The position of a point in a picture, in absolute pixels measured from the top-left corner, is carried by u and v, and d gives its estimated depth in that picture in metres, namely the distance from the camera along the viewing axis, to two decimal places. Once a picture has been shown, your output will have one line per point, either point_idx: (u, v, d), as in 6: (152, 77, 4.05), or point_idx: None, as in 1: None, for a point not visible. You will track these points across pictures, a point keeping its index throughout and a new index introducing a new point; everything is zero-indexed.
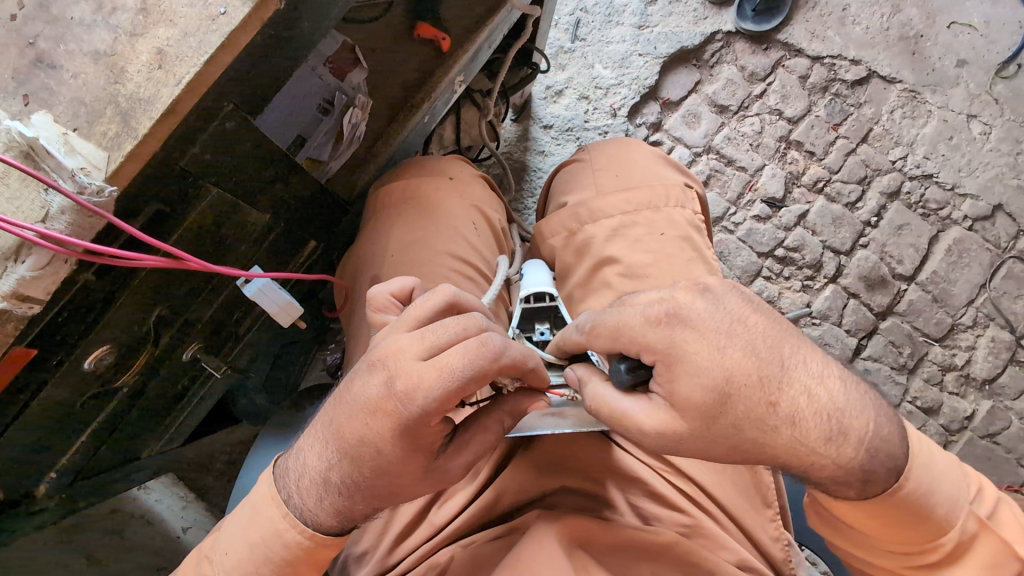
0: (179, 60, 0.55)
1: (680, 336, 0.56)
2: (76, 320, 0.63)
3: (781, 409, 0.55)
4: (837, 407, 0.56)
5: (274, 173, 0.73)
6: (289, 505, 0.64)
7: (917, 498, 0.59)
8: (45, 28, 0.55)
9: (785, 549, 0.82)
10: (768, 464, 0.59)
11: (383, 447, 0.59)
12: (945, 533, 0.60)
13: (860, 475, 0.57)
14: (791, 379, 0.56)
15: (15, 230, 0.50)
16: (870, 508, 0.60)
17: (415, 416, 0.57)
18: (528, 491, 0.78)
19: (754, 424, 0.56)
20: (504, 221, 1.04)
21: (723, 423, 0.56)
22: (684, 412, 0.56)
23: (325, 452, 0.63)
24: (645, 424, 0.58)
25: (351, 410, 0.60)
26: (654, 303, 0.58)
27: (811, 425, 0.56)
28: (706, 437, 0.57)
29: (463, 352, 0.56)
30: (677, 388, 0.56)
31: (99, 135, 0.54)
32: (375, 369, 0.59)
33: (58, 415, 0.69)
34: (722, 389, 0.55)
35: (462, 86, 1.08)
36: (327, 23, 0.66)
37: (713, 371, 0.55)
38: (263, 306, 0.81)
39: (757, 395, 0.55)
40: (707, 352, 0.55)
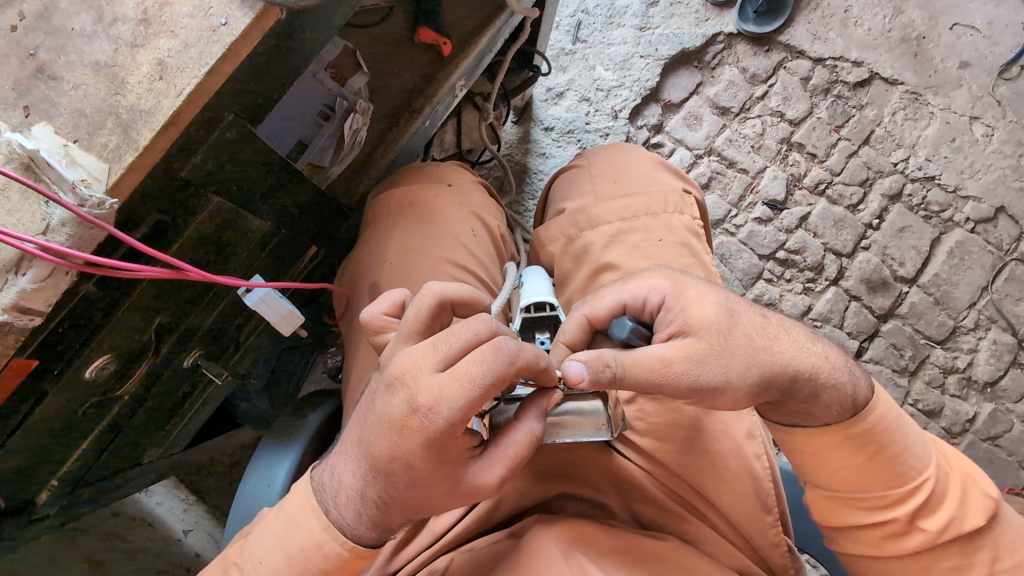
0: (179, 71, 0.55)
1: (681, 276, 0.70)
2: (77, 330, 0.63)
3: (769, 337, 0.67)
4: (804, 344, 0.70)
5: (275, 182, 0.73)
6: (328, 517, 0.65)
7: (900, 427, 0.69)
8: (45, 40, 0.55)
9: (786, 555, 0.80)
10: (771, 389, 0.66)
11: (413, 462, 0.59)
12: (927, 469, 0.69)
13: (851, 394, 0.68)
14: (767, 316, 0.70)
15: (15, 243, 0.50)
16: (866, 439, 0.68)
17: (442, 429, 0.57)
18: (529, 498, 0.79)
19: (761, 344, 0.66)
20: (502, 227, 1.03)
21: (732, 342, 0.65)
22: (701, 326, 0.65)
23: (358, 471, 0.63)
24: (670, 351, 0.63)
25: (377, 429, 0.60)
26: (649, 269, 0.72)
27: (799, 341, 0.69)
28: (726, 353, 0.64)
29: (481, 357, 0.56)
30: (692, 310, 0.66)
31: (100, 147, 0.54)
32: (394, 386, 0.59)
33: (58, 424, 0.69)
34: (727, 305, 0.67)
35: (462, 90, 1.10)
36: (328, 31, 0.65)
37: (716, 293, 0.68)
38: (264, 314, 0.81)
39: (751, 317, 0.68)
40: (704, 283, 0.70)
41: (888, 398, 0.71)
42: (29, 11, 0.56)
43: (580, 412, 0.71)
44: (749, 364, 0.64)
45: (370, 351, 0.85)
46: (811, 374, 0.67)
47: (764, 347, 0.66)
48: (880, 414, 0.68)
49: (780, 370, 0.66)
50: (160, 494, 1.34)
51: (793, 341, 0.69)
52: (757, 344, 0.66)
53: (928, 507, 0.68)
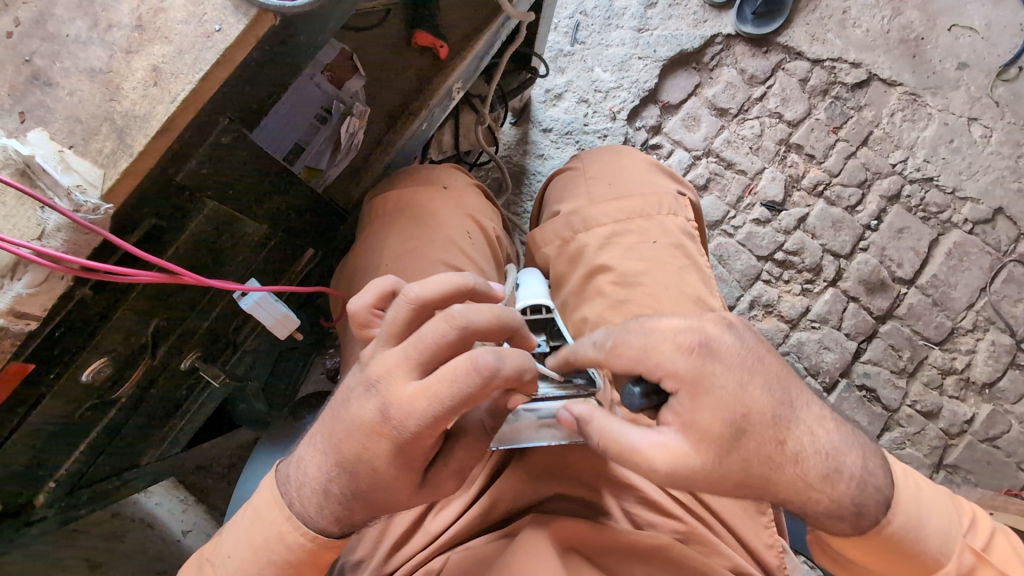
0: (175, 77, 0.55)
1: (709, 355, 0.60)
2: (73, 333, 0.63)
3: (788, 447, 0.60)
4: (835, 448, 0.61)
5: (271, 186, 0.74)
6: (291, 508, 0.65)
7: (918, 533, 0.63)
8: (41, 46, 0.55)
9: (780, 556, 0.82)
10: (764, 497, 0.63)
11: (379, 466, 0.59)
12: (948, 563, 0.64)
13: (853, 519, 0.61)
14: (797, 417, 0.61)
15: (10, 247, 0.50)
16: (871, 546, 0.64)
17: (410, 439, 0.58)
18: (523, 499, 0.79)
19: (761, 470, 0.60)
20: (498, 228, 1.04)
21: (735, 458, 0.59)
22: (699, 444, 0.59)
23: (324, 465, 0.63)
24: (658, 457, 0.60)
25: (347, 428, 0.60)
26: (683, 327, 0.62)
27: (823, 447, 0.61)
28: (714, 472, 0.59)
29: (451, 377, 0.56)
30: (702, 416, 0.59)
31: (95, 152, 0.54)
32: (370, 392, 0.59)
33: (56, 425, 0.69)
34: (741, 423, 0.59)
35: (459, 93, 1.10)
36: (324, 35, 0.66)
37: (734, 407, 0.59)
38: (260, 318, 0.80)
39: (765, 437, 0.59)
40: (730, 387, 0.59)
41: (910, 504, 0.63)
42: (24, 18, 0.56)
43: None
44: (733, 485, 0.60)
45: None
46: (808, 505, 0.61)
47: (761, 475, 0.60)
48: (895, 524, 0.62)
49: (772, 492, 0.61)
50: (161, 495, 1.34)
51: (806, 476, 0.60)
52: (757, 469, 0.60)
53: None
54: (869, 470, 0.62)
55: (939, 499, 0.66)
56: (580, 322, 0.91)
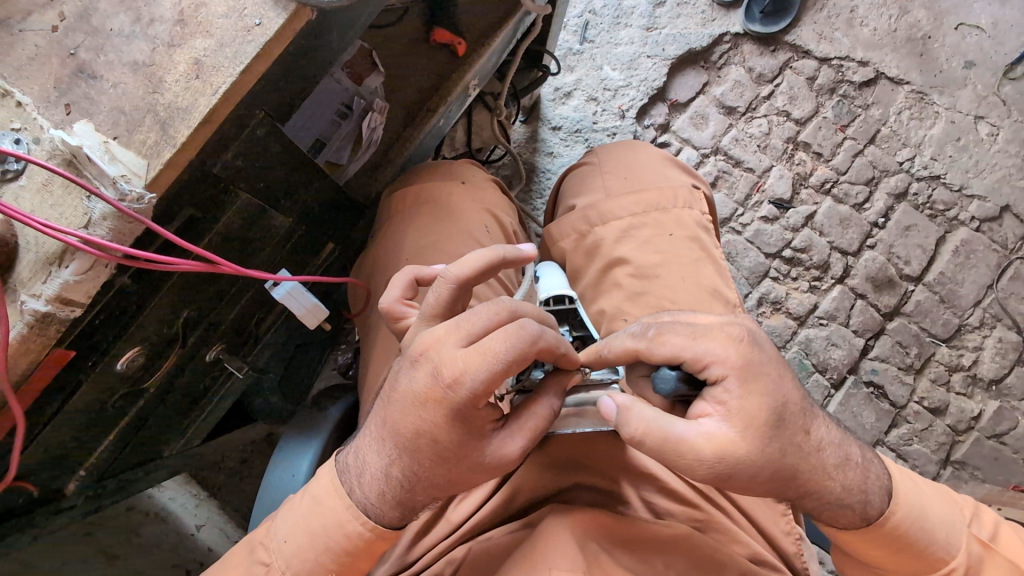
0: (215, 71, 0.57)
1: (755, 347, 0.63)
2: (111, 323, 0.65)
3: (812, 436, 0.64)
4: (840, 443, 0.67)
5: (299, 179, 0.75)
6: (352, 496, 0.67)
7: (924, 526, 0.67)
8: (85, 40, 0.57)
9: (797, 543, 0.84)
10: (791, 488, 0.64)
11: (439, 435, 0.61)
12: (956, 557, 0.68)
13: (860, 511, 0.67)
14: (818, 417, 0.65)
15: (59, 235, 0.52)
16: (881, 541, 0.68)
17: (465, 401, 0.59)
18: (543, 489, 0.80)
19: (791, 461, 0.62)
20: (515, 223, 1.05)
21: (774, 445, 0.61)
22: (746, 430, 0.60)
23: (384, 451, 0.65)
24: (704, 444, 0.60)
25: (401, 404, 0.62)
26: (726, 321, 0.64)
27: (834, 439, 0.66)
28: (756, 458, 0.61)
29: (506, 335, 0.57)
30: (748, 402, 0.60)
31: (139, 143, 0.55)
32: (417, 362, 0.61)
33: (91, 413, 0.70)
34: (781, 412, 0.61)
35: (476, 90, 1.12)
36: (353, 31, 0.67)
37: (778, 394, 0.61)
38: (291, 308, 0.82)
39: (798, 422, 0.63)
40: (774, 377, 0.62)
41: (911, 497, 0.68)
42: (69, 13, 0.57)
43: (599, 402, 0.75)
44: (768, 475, 0.62)
45: (387, 345, 0.87)
46: (822, 494, 0.65)
47: (790, 464, 0.62)
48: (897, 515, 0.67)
49: (798, 483, 0.64)
50: (173, 489, 1.36)
51: (823, 464, 0.65)
52: (791, 458, 0.62)
53: None
54: (868, 461, 0.68)
55: (937, 494, 0.71)
56: (597, 314, 0.92)
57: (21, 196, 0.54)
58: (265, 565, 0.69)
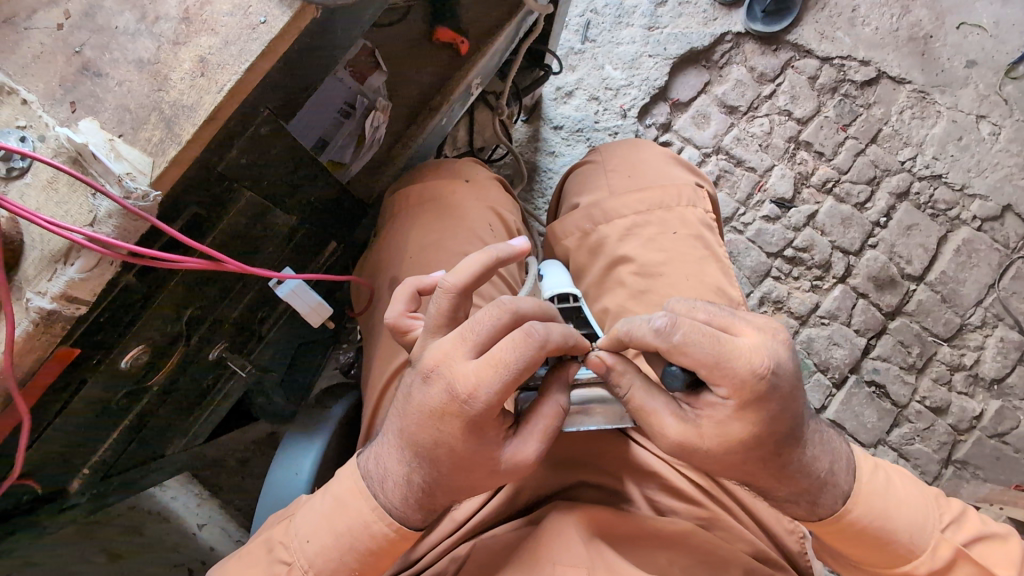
0: (221, 68, 0.57)
1: (777, 383, 0.59)
2: (116, 320, 0.65)
3: (787, 455, 0.64)
4: (812, 454, 0.66)
5: (302, 177, 0.75)
6: (376, 498, 0.67)
7: (886, 527, 0.67)
8: (90, 38, 0.57)
9: (802, 542, 0.83)
10: (742, 479, 0.67)
11: (456, 446, 0.61)
12: (920, 556, 0.68)
13: (809, 508, 0.68)
14: (801, 437, 0.64)
15: (64, 233, 0.52)
16: (839, 536, 0.69)
17: (481, 412, 0.59)
18: (548, 486, 0.80)
19: (751, 465, 0.64)
20: (519, 222, 1.05)
21: (743, 454, 0.63)
22: (716, 438, 0.62)
23: (404, 458, 0.65)
24: (671, 429, 0.63)
25: (418, 418, 0.62)
26: (758, 345, 0.60)
27: (806, 449, 0.66)
28: (715, 456, 0.63)
29: (513, 343, 0.58)
30: (734, 422, 0.61)
31: (144, 141, 0.55)
32: (429, 378, 0.61)
33: (96, 410, 0.70)
34: (766, 438, 0.61)
35: (479, 89, 1.11)
36: (358, 29, 0.68)
37: (771, 425, 0.61)
38: (296, 306, 0.82)
39: (781, 445, 0.63)
40: (776, 413, 0.60)
41: (874, 498, 0.68)
42: (74, 11, 0.58)
43: (603, 399, 0.71)
44: (722, 467, 0.65)
45: (391, 344, 0.87)
46: (773, 488, 0.67)
47: (750, 467, 0.65)
48: (856, 514, 0.67)
49: (750, 476, 0.66)
50: (175, 488, 1.36)
51: (784, 475, 0.65)
52: (751, 464, 0.64)
53: None
54: (834, 470, 0.67)
55: (916, 499, 0.70)
56: (601, 312, 0.92)
57: (26, 194, 0.54)
58: (287, 563, 0.69)
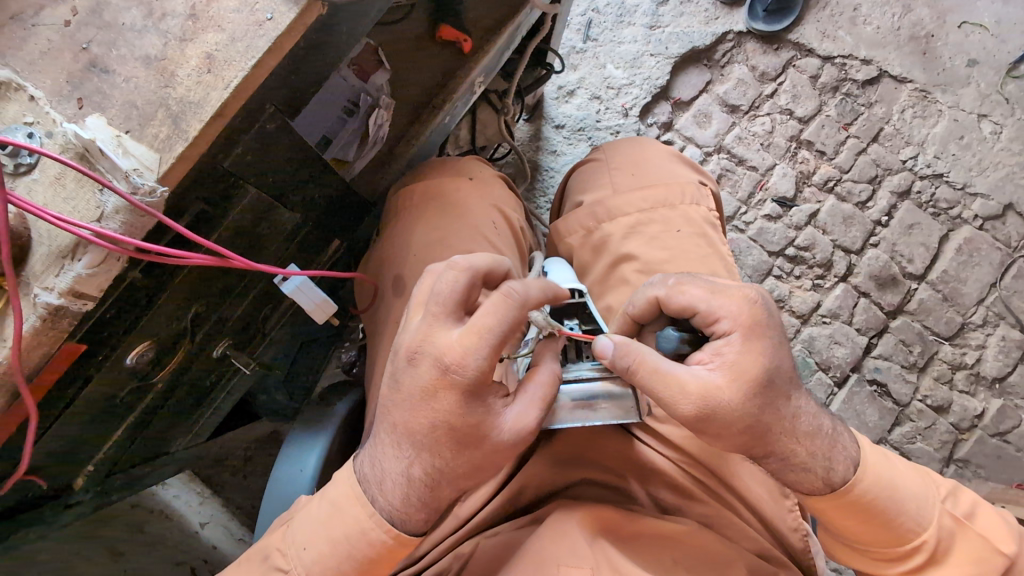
0: (227, 64, 0.57)
1: (766, 314, 0.66)
2: (122, 317, 0.65)
3: (792, 404, 0.66)
4: (814, 413, 0.68)
5: (307, 175, 0.75)
6: (374, 505, 0.67)
7: (891, 495, 0.67)
8: (97, 34, 0.57)
9: (806, 539, 0.83)
10: (764, 449, 0.66)
11: (455, 421, 0.62)
12: (927, 530, 0.68)
13: (823, 477, 0.67)
14: (799, 388, 0.67)
15: (72, 229, 0.52)
16: (847, 509, 0.68)
17: (474, 379, 0.61)
18: (551, 484, 0.81)
19: (768, 419, 0.64)
20: (523, 220, 1.05)
21: (760, 401, 0.63)
22: (734, 381, 0.62)
23: (400, 451, 0.66)
24: (691, 384, 0.62)
25: (413, 404, 0.63)
26: (743, 284, 0.68)
27: (808, 406, 0.68)
28: (736, 410, 0.62)
29: (491, 306, 0.61)
30: (745, 356, 0.63)
31: (151, 137, 0.55)
32: (415, 357, 0.63)
33: (101, 407, 0.71)
34: (774, 374, 0.63)
35: (481, 88, 1.13)
36: (363, 26, 0.68)
37: (775, 358, 0.64)
38: (300, 303, 0.83)
39: (786, 388, 0.64)
40: (776, 342, 0.64)
41: (879, 469, 0.68)
42: (81, 8, 0.58)
43: (609, 393, 0.70)
44: (744, 429, 0.63)
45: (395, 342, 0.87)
46: (788, 456, 0.66)
47: (767, 423, 0.64)
48: (865, 484, 0.67)
49: (767, 442, 0.65)
50: (177, 487, 1.36)
51: (797, 430, 0.66)
52: (768, 417, 0.64)
53: (935, 563, 0.68)
54: (837, 432, 0.69)
55: (913, 472, 0.71)
56: (605, 310, 0.92)
57: (34, 189, 0.55)
58: (282, 568, 0.69)
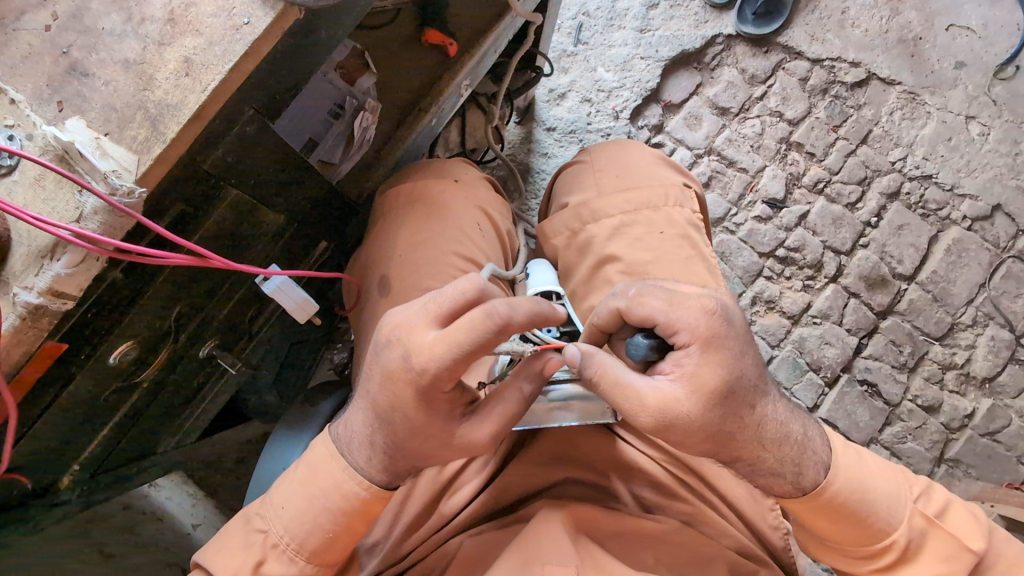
0: (205, 68, 0.58)
1: (725, 323, 0.64)
2: (104, 316, 0.66)
3: (757, 412, 0.66)
4: (784, 417, 0.69)
5: (291, 177, 0.76)
6: (344, 455, 0.70)
7: (863, 498, 0.68)
8: (78, 38, 0.58)
9: (785, 537, 0.84)
10: (727, 454, 0.67)
11: (411, 411, 0.63)
12: (897, 531, 0.69)
13: (793, 481, 0.68)
14: (765, 393, 0.67)
15: (51, 229, 0.53)
16: (819, 512, 0.69)
17: (430, 382, 0.61)
18: (534, 484, 0.81)
19: (731, 426, 0.65)
20: (507, 221, 1.06)
21: (720, 411, 0.63)
22: (693, 394, 0.62)
23: (366, 417, 0.67)
24: (651, 399, 0.62)
25: (379, 378, 0.65)
26: (703, 293, 0.66)
27: (780, 412, 0.68)
28: (697, 421, 0.63)
29: (471, 322, 0.58)
30: (704, 369, 0.62)
31: (130, 139, 0.56)
32: (393, 343, 0.63)
33: (85, 406, 0.71)
34: (734, 384, 0.63)
35: (468, 90, 1.12)
36: (344, 30, 0.69)
37: (735, 368, 0.63)
38: (281, 302, 0.83)
39: (747, 397, 0.65)
40: (736, 352, 0.64)
41: (849, 470, 0.69)
42: (62, 12, 0.59)
43: (584, 396, 0.73)
44: (706, 437, 0.64)
45: None
46: (756, 461, 0.67)
47: (730, 430, 0.65)
48: (836, 488, 0.68)
49: (732, 448, 0.66)
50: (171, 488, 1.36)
51: (762, 437, 0.66)
52: (730, 425, 0.64)
53: (906, 561, 0.69)
54: (807, 436, 0.69)
55: (886, 471, 0.72)
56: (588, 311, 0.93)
57: (14, 190, 0.56)
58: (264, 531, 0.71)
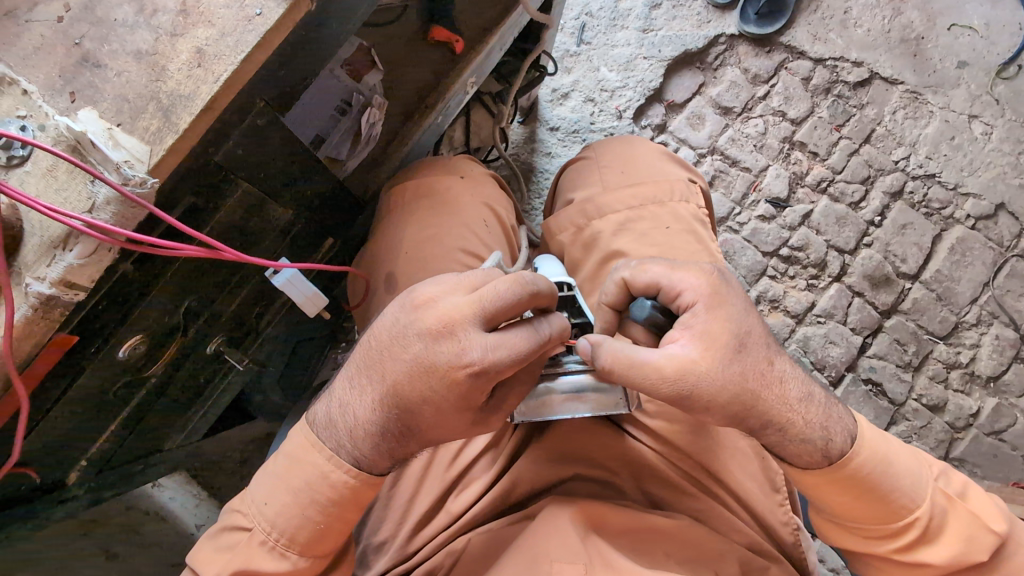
0: (216, 59, 0.58)
1: (724, 283, 0.70)
2: (113, 310, 0.66)
3: (775, 367, 0.67)
4: (801, 381, 0.70)
5: (298, 171, 0.76)
6: (339, 452, 0.68)
7: (888, 471, 0.68)
8: (90, 30, 0.58)
9: (795, 533, 0.84)
10: (756, 420, 0.66)
11: (443, 403, 0.64)
12: (920, 506, 0.68)
13: (822, 448, 0.67)
14: (778, 354, 0.69)
15: (63, 219, 0.53)
16: (844, 484, 0.68)
17: (480, 382, 0.63)
18: (543, 481, 0.81)
19: (753, 385, 0.65)
20: (513, 217, 1.06)
21: (736, 367, 0.65)
22: (707, 349, 0.64)
23: (376, 405, 0.66)
24: (669, 362, 0.63)
25: (409, 368, 0.64)
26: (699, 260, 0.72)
27: (797, 376, 0.69)
28: (717, 381, 0.63)
29: (528, 335, 0.62)
30: (712, 323, 0.66)
31: (142, 130, 0.56)
32: (440, 339, 0.63)
33: (93, 400, 0.71)
34: (744, 337, 0.66)
35: (474, 87, 1.11)
36: (351, 24, 0.69)
37: (741, 323, 0.67)
38: (290, 296, 0.84)
39: (759, 352, 0.67)
40: (739, 307, 0.68)
41: (876, 443, 0.69)
42: (74, 4, 0.59)
43: (598, 387, 0.72)
44: (730, 399, 0.64)
45: None
46: (785, 426, 0.66)
47: (752, 390, 0.65)
48: (865, 457, 0.67)
49: (762, 410, 0.65)
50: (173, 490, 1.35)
51: (787, 394, 0.67)
52: (752, 380, 0.65)
53: (926, 539, 0.69)
54: (830, 403, 0.70)
55: (908, 450, 0.72)
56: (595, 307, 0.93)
57: (26, 181, 0.56)
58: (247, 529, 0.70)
